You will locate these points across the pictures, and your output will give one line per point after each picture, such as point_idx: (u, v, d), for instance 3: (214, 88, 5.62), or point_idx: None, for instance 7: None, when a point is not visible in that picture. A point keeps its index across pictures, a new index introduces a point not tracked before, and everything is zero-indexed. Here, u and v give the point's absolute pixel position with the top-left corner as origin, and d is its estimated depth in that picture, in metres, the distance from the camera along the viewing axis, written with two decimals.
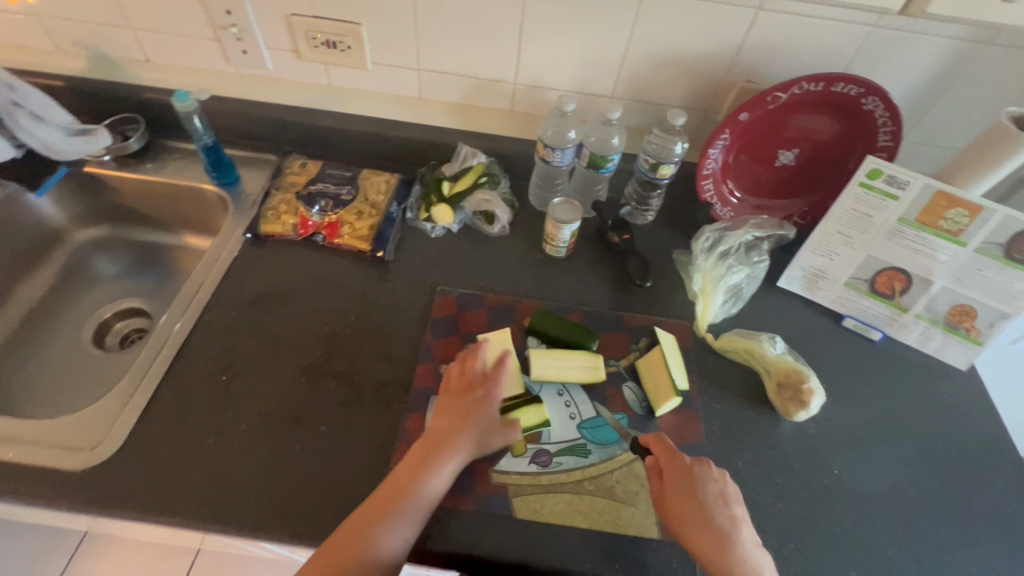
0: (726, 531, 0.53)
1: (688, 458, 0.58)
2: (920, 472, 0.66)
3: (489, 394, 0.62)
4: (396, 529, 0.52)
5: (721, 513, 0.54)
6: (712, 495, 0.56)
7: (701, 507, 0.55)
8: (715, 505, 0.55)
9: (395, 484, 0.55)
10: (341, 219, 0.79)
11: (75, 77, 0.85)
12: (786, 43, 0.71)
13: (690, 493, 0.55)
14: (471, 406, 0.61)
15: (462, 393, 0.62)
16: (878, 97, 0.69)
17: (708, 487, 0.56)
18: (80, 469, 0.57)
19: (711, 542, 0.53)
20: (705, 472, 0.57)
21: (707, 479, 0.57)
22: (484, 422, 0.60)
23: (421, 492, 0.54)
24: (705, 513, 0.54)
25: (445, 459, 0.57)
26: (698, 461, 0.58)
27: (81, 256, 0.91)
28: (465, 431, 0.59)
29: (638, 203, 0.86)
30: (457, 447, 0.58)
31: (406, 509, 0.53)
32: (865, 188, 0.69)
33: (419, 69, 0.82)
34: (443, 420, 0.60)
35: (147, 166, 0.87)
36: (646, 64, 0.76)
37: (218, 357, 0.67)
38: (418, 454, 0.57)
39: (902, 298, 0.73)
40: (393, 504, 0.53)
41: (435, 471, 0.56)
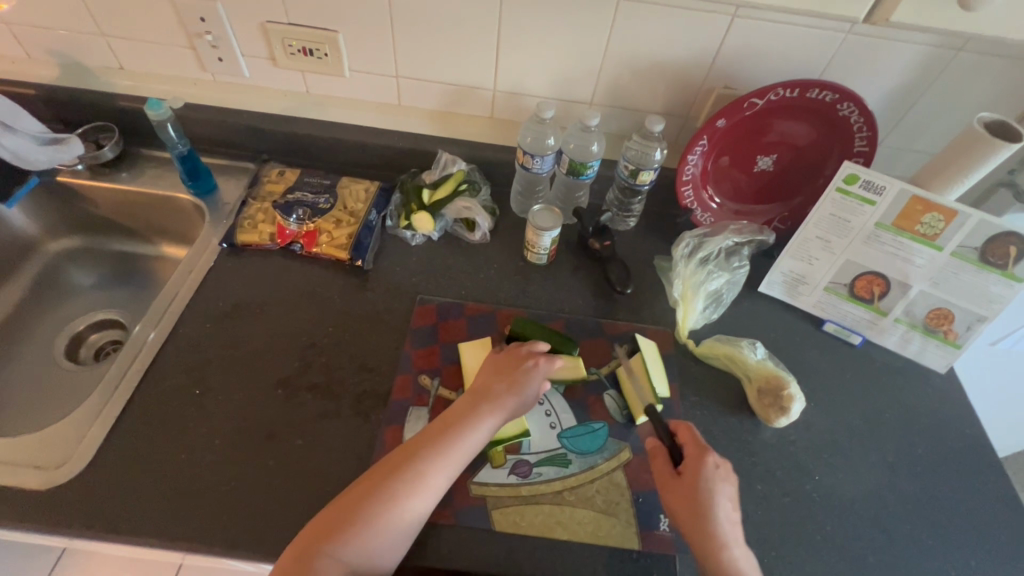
0: (727, 534, 0.53)
1: (713, 457, 0.57)
2: (900, 476, 0.66)
3: (540, 364, 0.63)
4: (440, 469, 0.54)
5: (725, 515, 0.54)
6: (721, 498, 0.55)
7: (710, 507, 0.54)
8: (722, 507, 0.54)
9: (443, 429, 0.57)
10: (319, 227, 0.78)
11: (46, 85, 0.84)
12: (762, 50, 0.71)
13: (703, 493, 0.54)
14: (522, 371, 0.62)
15: (515, 359, 0.63)
16: (853, 103, 0.69)
17: (720, 490, 0.55)
18: (47, 487, 0.56)
19: (710, 542, 0.52)
20: (722, 475, 0.56)
21: (721, 483, 0.56)
22: (532, 388, 0.61)
23: (465, 439, 0.56)
24: (710, 512, 0.54)
25: (492, 414, 0.59)
26: (721, 463, 0.57)
27: (55, 267, 0.90)
28: (513, 394, 0.60)
29: (619, 209, 0.85)
30: (503, 406, 0.59)
31: (449, 453, 0.55)
32: (843, 193, 0.70)
33: (397, 77, 0.81)
34: (493, 379, 0.61)
35: (122, 175, 0.86)
36: (624, 71, 0.76)
37: (192, 369, 0.66)
38: (467, 405, 0.59)
39: (881, 302, 0.74)
40: (440, 447, 0.55)
41: (481, 424, 0.58)
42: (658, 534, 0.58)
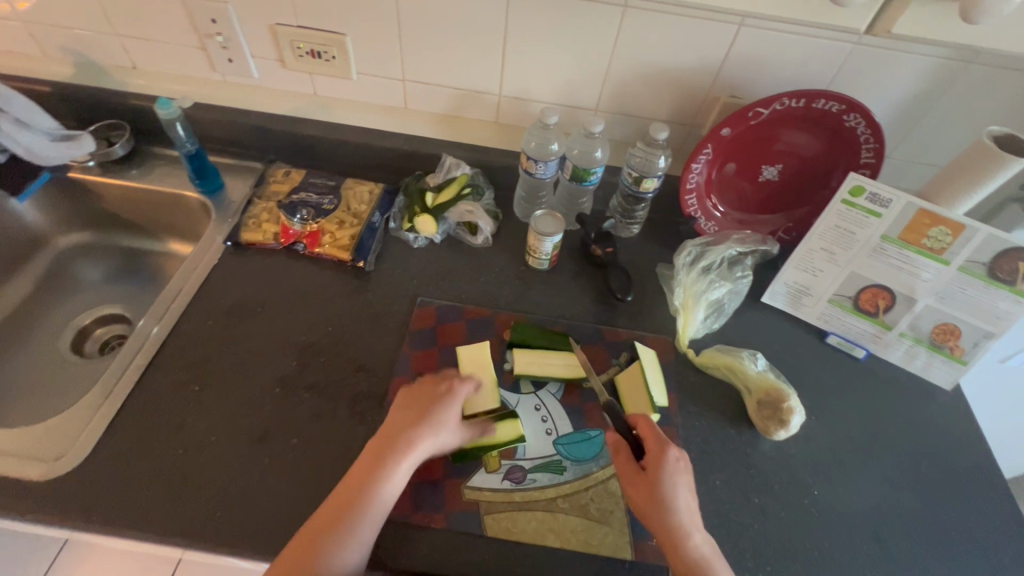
0: (689, 529, 0.52)
1: (672, 450, 0.56)
2: (901, 493, 0.64)
3: (454, 391, 0.60)
4: (354, 533, 0.50)
5: (685, 507, 0.53)
6: (681, 491, 0.54)
7: (671, 501, 0.53)
8: (682, 499, 0.54)
9: (352, 486, 0.53)
10: (322, 228, 0.79)
11: (61, 82, 0.85)
12: (768, 59, 0.71)
13: (664, 488, 0.54)
14: (434, 403, 0.58)
15: (424, 391, 0.60)
16: (859, 114, 0.68)
17: (679, 483, 0.54)
18: (45, 479, 0.56)
19: (673, 537, 0.52)
20: (682, 466, 0.55)
21: (680, 475, 0.55)
22: (449, 418, 0.58)
23: (377, 495, 0.52)
24: (671, 506, 0.53)
25: (407, 456, 0.55)
26: (679, 455, 0.56)
27: (64, 262, 0.91)
28: (425, 429, 0.56)
29: (622, 216, 0.85)
30: (418, 444, 0.55)
31: (363, 513, 0.51)
32: (848, 205, 0.69)
33: (403, 80, 0.82)
34: (400, 417, 0.57)
35: (132, 173, 0.87)
36: (630, 78, 0.76)
37: (192, 366, 0.66)
38: (374, 452, 0.55)
39: (885, 316, 0.73)
40: (349, 508, 0.51)
41: (395, 468, 0.54)
42: (651, 545, 0.58)
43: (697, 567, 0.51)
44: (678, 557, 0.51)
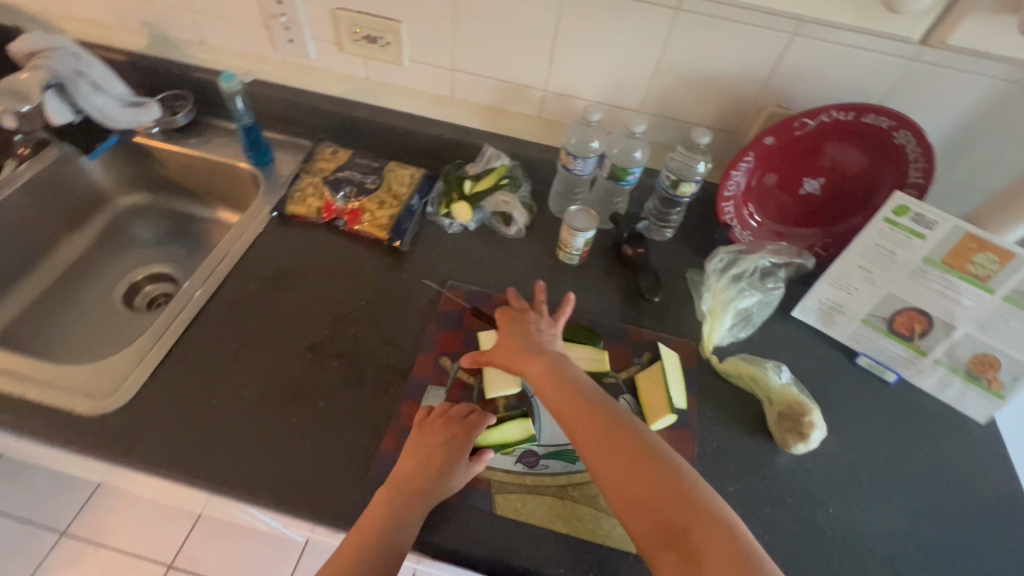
0: (537, 350, 0.61)
1: (520, 307, 0.68)
2: (923, 522, 0.63)
3: (464, 440, 0.58)
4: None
5: (538, 342, 0.63)
6: (535, 334, 0.64)
7: (523, 338, 0.63)
8: (533, 335, 0.64)
9: (362, 534, 0.51)
10: (363, 206, 0.82)
11: (135, 52, 0.91)
12: (819, 71, 0.70)
13: (516, 327, 0.65)
14: (443, 453, 0.57)
15: (428, 436, 0.59)
16: (910, 131, 0.67)
17: (535, 327, 0.65)
18: (93, 415, 0.61)
19: (522, 356, 0.61)
20: (531, 318, 0.66)
21: (534, 324, 0.65)
22: (456, 470, 0.57)
23: (393, 534, 0.51)
24: (523, 342, 0.63)
25: (413, 509, 0.54)
26: (526, 309, 0.67)
27: (123, 220, 0.97)
28: (428, 476, 0.56)
29: (656, 219, 0.86)
30: (422, 496, 0.55)
31: (377, 560, 0.50)
32: (890, 224, 0.68)
33: (453, 70, 0.84)
34: (405, 470, 0.56)
35: (191, 141, 0.92)
36: (676, 81, 0.76)
37: (232, 325, 0.70)
38: (381, 503, 0.54)
39: (921, 341, 0.71)
40: (364, 555, 0.50)
41: (405, 521, 0.53)
42: None
43: (550, 369, 0.58)
44: (565, 397, 0.55)
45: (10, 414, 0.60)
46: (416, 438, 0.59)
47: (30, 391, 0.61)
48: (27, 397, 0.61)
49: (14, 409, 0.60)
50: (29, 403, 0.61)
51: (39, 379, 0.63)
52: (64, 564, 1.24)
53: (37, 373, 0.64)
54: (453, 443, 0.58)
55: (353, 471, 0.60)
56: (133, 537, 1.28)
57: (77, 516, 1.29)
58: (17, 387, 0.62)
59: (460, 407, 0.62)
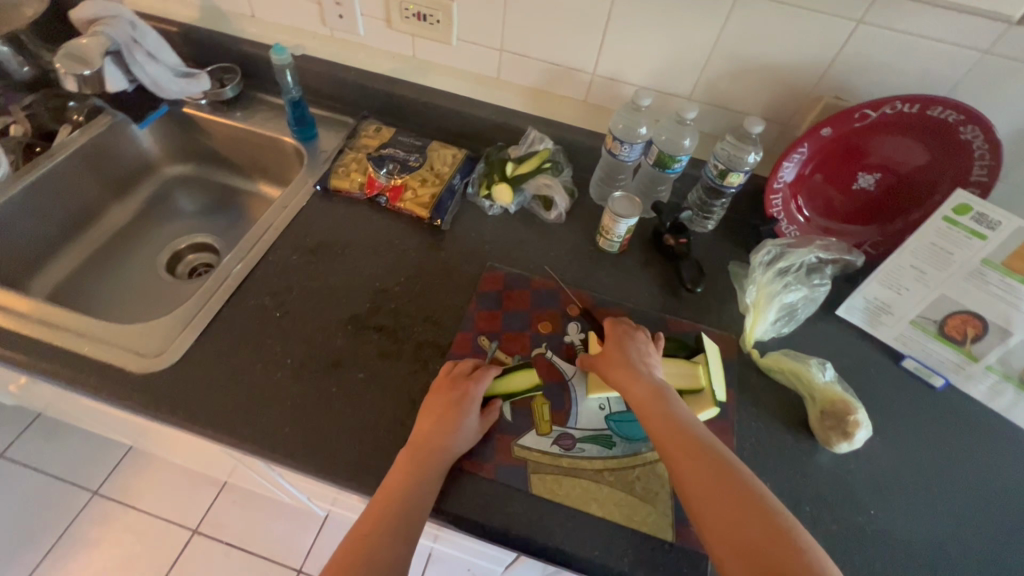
0: (642, 370, 0.60)
1: (629, 326, 0.66)
2: (968, 531, 0.61)
3: (470, 393, 0.60)
4: (400, 534, 0.50)
5: (642, 361, 0.61)
6: (638, 352, 0.62)
7: (627, 354, 0.62)
8: (637, 353, 0.62)
9: (392, 489, 0.53)
10: (406, 183, 0.82)
11: (187, 24, 0.92)
12: (884, 61, 0.68)
13: (623, 343, 0.63)
14: (453, 407, 0.59)
15: (440, 393, 0.61)
16: (978, 127, 0.64)
17: (639, 347, 0.63)
18: (143, 373, 0.62)
19: (627, 372, 0.60)
20: (638, 337, 0.64)
21: (640, 343, 0.64)
22: (468, 423, 0.59)
23: (417, 494, 0.53)
24: (627, 358, 0.61)
25: (433, 462, 0.56)
26: (634, 329, 0.66)
27: (168, 189, 0.99)
28: (446, 435, 0.57)
29: (700, 210, 0.84)
30: (443, 451, 0.57)
31: (406, 514, 0.51)
32: (950, 223, 0.67)
33: (501, 50, 0.83)
34: (422, 429, 0.58)
35: (237, 114, 0.93)
36: (730, 68, 0.74)
37: (275, 294, 0.71)
38: (407, 458, 0.55)
39: (973, 346, 0.68)
40: (393, 509, 0.51)
41: (426, 472, 0.55)
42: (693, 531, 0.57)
43: (655, 392, 0.57)
44: (665, 420, 0.54)
45: (64, 368, 0.62)
46: (431, 398, 0.61)
47: (83, 347, 0.63)
48: (81, 352, 0.63)
49: (69, 363, 0.62)
50: (82, 358, 0.63)
51: (90, 335, 0.65)
52: (96, 522, 1.28)
53: (88, 329, 0.65)
54: (467, 403, 0.60)
55: (390, 442, 0.61)
56: (161, 500, 1.32)
57: (109, 477, 1.33)
58: (71, 342, 0.64)
59: (468, 363, 0.64)
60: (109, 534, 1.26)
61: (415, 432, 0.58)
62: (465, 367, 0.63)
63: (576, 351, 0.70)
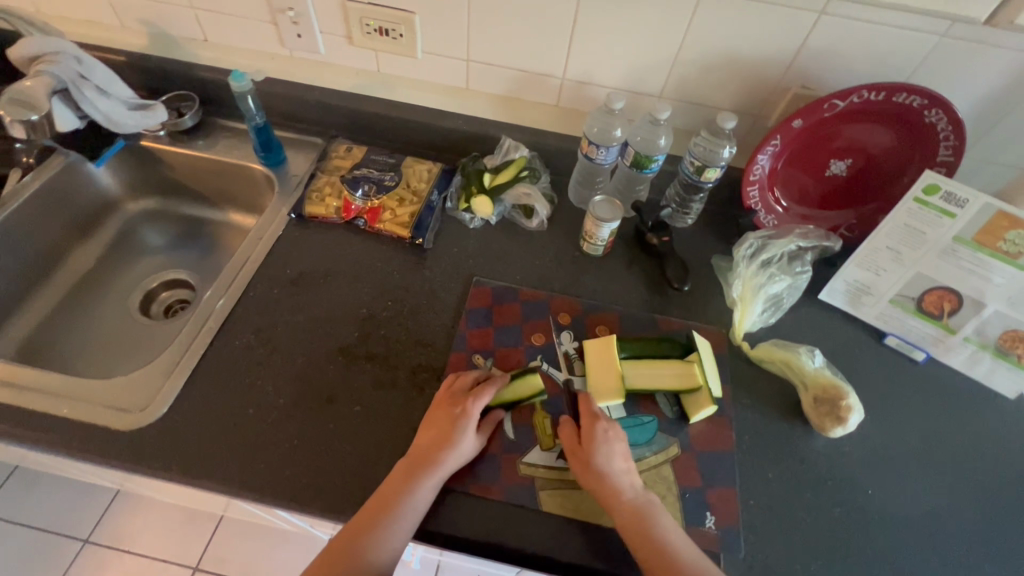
0: (624, 483, 0.56)
1: (604, 422, 0.60)
2: (959, 499, 0.64)
3: (468, 410, 0.60)
4: (384, 542, 0.52)
5: (622, 468, 0.57)
6: (617, 456, 0.58)
7: (608, 463, 0.57)
8: (617, 460, 0.58)
9: (384, 499, 0.55)
10: (383, 204, 0.81)
11: (136, 53, 0.88)
12: (847, 50, 0.69)
13: (603, 449, 0.58)
14: (451, 422, 0.59)
15: (440, 409, 0.61)
16: (942, 110, 0.66)
17: (616, 447, 0.58)
18: (130, 429, 0.60)
19: (609, 489, 0.56)
20: (614, 436, 0.59)
21: (615, 442, 0.59)
22: (466, 438, 0.59)
23: (408, 502, 0.54)
24: (608, 468, 0.57)
25: (428, 476, 0.56)
26: (609, 426, 0.60)
27: (132, 226, 0.95)
28: (446, 449, 0.58)
29: (679, 205, 0.85)
30: (439, 466, 0.57)
31: (394, 524, 0.53)
32: (920, 204, 0.68)
33: (468, 60, 0.82)
34: (423, 440, 0.59)
35: (199, 143, 0.90)
36: (699, 65, 0.75)
37: (260, 331, 0.69)
38: (403, 471, 0.56)
39: (950, 319, 0.70)
40: (381, 519, 0.53)
41: (420, 486, 0.55)
42: (703, 531, 0.58)
43: (639, 513, 0.55)
44: (649, 544, 0.53)
45: (44, 433, 0.59)
46: (432, 413, 0.61)
47: (61, 408, 0.60)
48: (60, 414, 0.60)
49: (48, 427, 0.59)
50: (62, 420, 0.60)
51: (68, 394, 0.62)
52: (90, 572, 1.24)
53: (65, 388, 0.62)
54: (467, 419, 0.59)
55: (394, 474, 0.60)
56: (157, 542, 1.28)
57: (98, 524, 1.29)
58: (48, 405, 0.61)
59: (469, 378, 0.64)
60: None
61: (417, 445, 0.59)
62: (466, 381, 0.63)
63: (571, 361, 0.70)
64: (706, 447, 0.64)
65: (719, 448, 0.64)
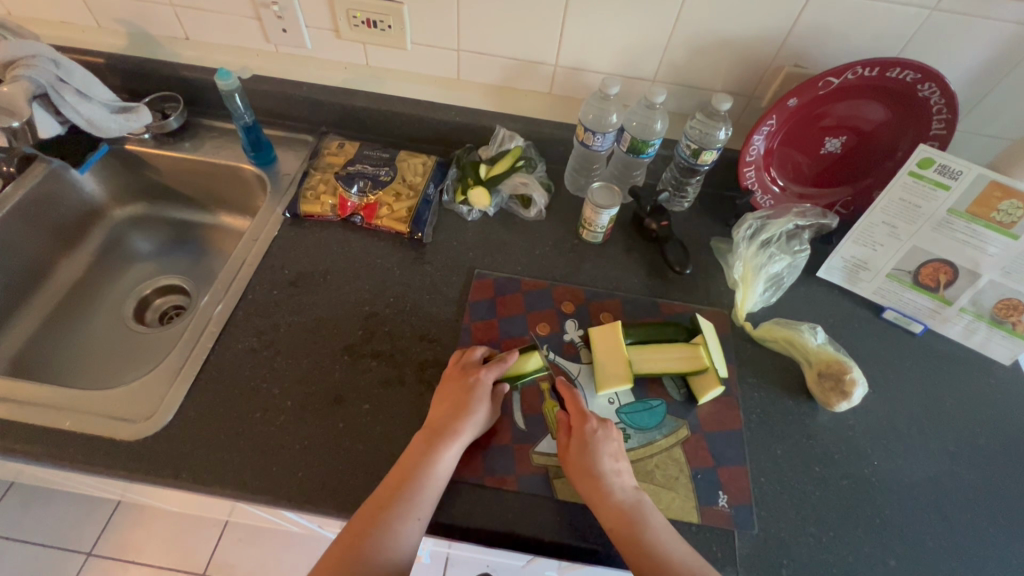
0: (613, 484, 0.55)
1: (593, 421, 0.59)
2: (961, 465, 0.65)
3: (481, 378, 0.61)
4: (410, 513, 0.53)
5: (611, 468, 0.56)
6: (607, 455, 0.57)
7: (596, 462, 0.56)
8: (607, 459, 0.57)
9: (405, 469, 0.55)
10: (380, 200, 0.79)
11: (115, 54, 0.85)
12: (839, 27, 0.69)
13: (590, 448, 0.57)
14: (466, 392, 0.61)
15: (452, 381, 0.62)
16: (934, 83, 0.67)
17: (606, 444, 0.58)
18: (136, 439, 0.59)
19: (598, 489, 0.55)
20: (605, 434, 0.59)
21: (606, 440, 0.58)
22: (481, 407, 0.60)
23: (431, 472, 0.55)
24: (596, 468, 0.56)
25: (448, 445, 0.57)
26: (600, 425, 0.59)
27: (120, 233, 0.93)
28: (462, 418, 0.59)
29: (675, 189, 0.85)
30: (458, 435, 0.58)
31: (418, 493, 0.54)
32: (915, 177, 0.68)
33: (458, 50, 0.81)
34: (440, 411, 0.60)
35: (185, 145, 0.88)
36: (692, 47, 0.74)
37: (262, 334, 0.68)
38: (421, 443, 0.57)
39: (946, 291, 0.71)
40: (404, 490, 0.54)
41: (441, 454, 0.56)
42: (716, 510, 0.59)
43: (629, 514, 0.54)
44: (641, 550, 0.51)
45: (47, 447, 0.58)
46: (445, 385, 0.62)
47: (64, 421, 0.59)
48: (62, 427, 0.59)
49: (51, 441, 0.58)
50: (65, 433, 0.59)
51: (70, 407, 0.61)
52: None
53: (65, 401, 0.61)
54: (481, 386, 0.61)
55: None
56: (161, 551, 1.27)
57: (101, 536, 1.27)
58: (49, 418, 0.60)
59: (478, 352, 0.65)
60: None
61: (432, 418, 0.60)
62: (474, 354, 0.65)
63: (577, 348, 0.70)
64: (715, 427, 0.65)
65: (728, 427, 0.65)
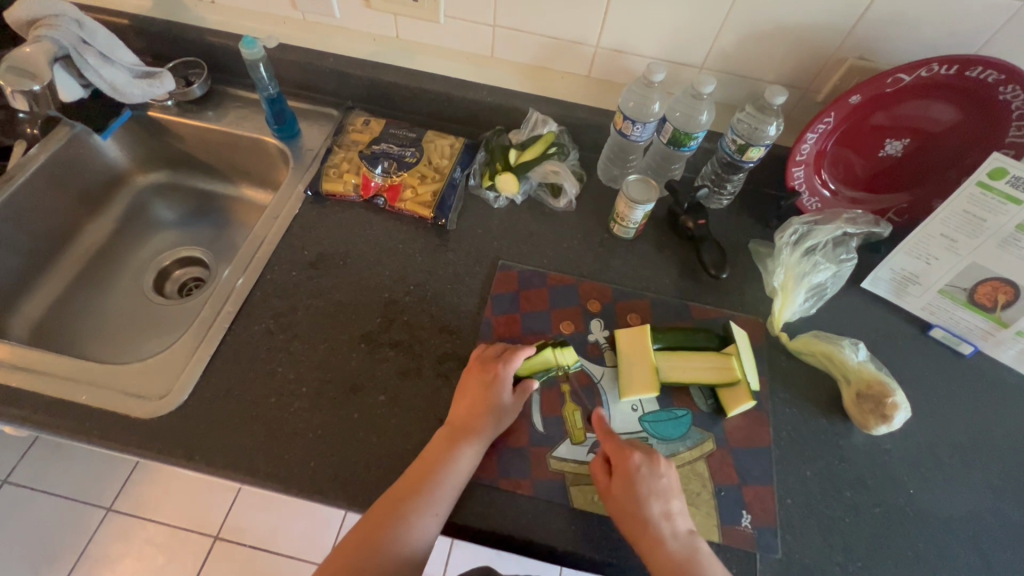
0: (663, 529, 0.52)
1: (638, 456, 0.55)
2: (1003, 500, 0.61)
3: (500, 375, 0.59)
4: (428, 508, 0.52)
5: (660, 511, 0.52)
6: (656, 496, 0.53)
7: (643, 506, 0.52)
8: (654, 501, 0.53)
9: (426, 463, 0.54)
10: (404, 182, 0.77)
11: (140, 16, 0.83)
12: (915, 17, 0.63)
13: (637, 489, 0.53)
14: (486, 388, 0.59)
15: (471, 375, 0.60)
16: (1019, 86, 0.61)
17: (652, 485, 0.54)
18: (151, 417, 0.58)
19: (646, 536, 0.51)
20: (652, 471, 0.54)
21: (654, 478, 0.54)
22: (501, 404, 0.58)
23: (451, 469, 0.54)
24: (643, 512, 0.52)
25: (470, 442, 0.56)
26: (645, 461, 0.55)
27: (142, 201, 0.91)
28: (485, 415, 0.57)
29: (714, 185, 0.80)
30: (480, 432, 0.57)
31: (438, 489, 0.53)
32: (983, 188, 0.61)
33: (493, 26, 0.76)
34: (461, 405, 0.58)
35: (208, 114, 0.85)
36: (748, 34, 0.69)
37: (281, 315, 0.67)
38: (442, 440, 0.56)
39: (1004, 312, 0.65)
40: (423, 484, 0.52)
41: (464, 451, 0.55)
42: (739, 530, 0.57)
43: (683, 563, 0.50)
44: None
45: (64, 419, 0.57)
46: (462, 379, 0.60)
47: (80, 395, 0.59)
48: (78, 401, 0.59)
49: (68, 414, 0.58)
50: (81, 408, 0.58)
51: (86, 380, 0.60)
52: (115, 538, 1.26)
53: (81, 374, 0.61)
54: (500, 384, 0.59)
55: None
56: (178, 511, 1.30)
57: (120, 493, 1.31)
58: (66, 392, 0.59)
59: (498, 346, 0.63)
60: (130, 549, 1.25)
61: (452, 412, 0.58)
62: (493, 347, 0.63)
63: (602, 350, 0.67)
64: (743, 443, 0.62)
65: (757, 443, 0.62)
